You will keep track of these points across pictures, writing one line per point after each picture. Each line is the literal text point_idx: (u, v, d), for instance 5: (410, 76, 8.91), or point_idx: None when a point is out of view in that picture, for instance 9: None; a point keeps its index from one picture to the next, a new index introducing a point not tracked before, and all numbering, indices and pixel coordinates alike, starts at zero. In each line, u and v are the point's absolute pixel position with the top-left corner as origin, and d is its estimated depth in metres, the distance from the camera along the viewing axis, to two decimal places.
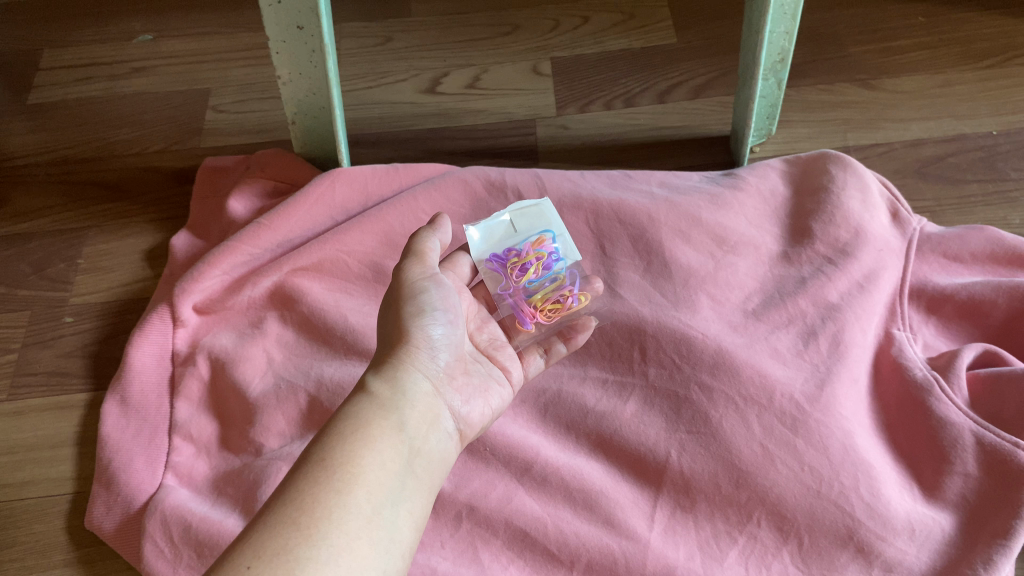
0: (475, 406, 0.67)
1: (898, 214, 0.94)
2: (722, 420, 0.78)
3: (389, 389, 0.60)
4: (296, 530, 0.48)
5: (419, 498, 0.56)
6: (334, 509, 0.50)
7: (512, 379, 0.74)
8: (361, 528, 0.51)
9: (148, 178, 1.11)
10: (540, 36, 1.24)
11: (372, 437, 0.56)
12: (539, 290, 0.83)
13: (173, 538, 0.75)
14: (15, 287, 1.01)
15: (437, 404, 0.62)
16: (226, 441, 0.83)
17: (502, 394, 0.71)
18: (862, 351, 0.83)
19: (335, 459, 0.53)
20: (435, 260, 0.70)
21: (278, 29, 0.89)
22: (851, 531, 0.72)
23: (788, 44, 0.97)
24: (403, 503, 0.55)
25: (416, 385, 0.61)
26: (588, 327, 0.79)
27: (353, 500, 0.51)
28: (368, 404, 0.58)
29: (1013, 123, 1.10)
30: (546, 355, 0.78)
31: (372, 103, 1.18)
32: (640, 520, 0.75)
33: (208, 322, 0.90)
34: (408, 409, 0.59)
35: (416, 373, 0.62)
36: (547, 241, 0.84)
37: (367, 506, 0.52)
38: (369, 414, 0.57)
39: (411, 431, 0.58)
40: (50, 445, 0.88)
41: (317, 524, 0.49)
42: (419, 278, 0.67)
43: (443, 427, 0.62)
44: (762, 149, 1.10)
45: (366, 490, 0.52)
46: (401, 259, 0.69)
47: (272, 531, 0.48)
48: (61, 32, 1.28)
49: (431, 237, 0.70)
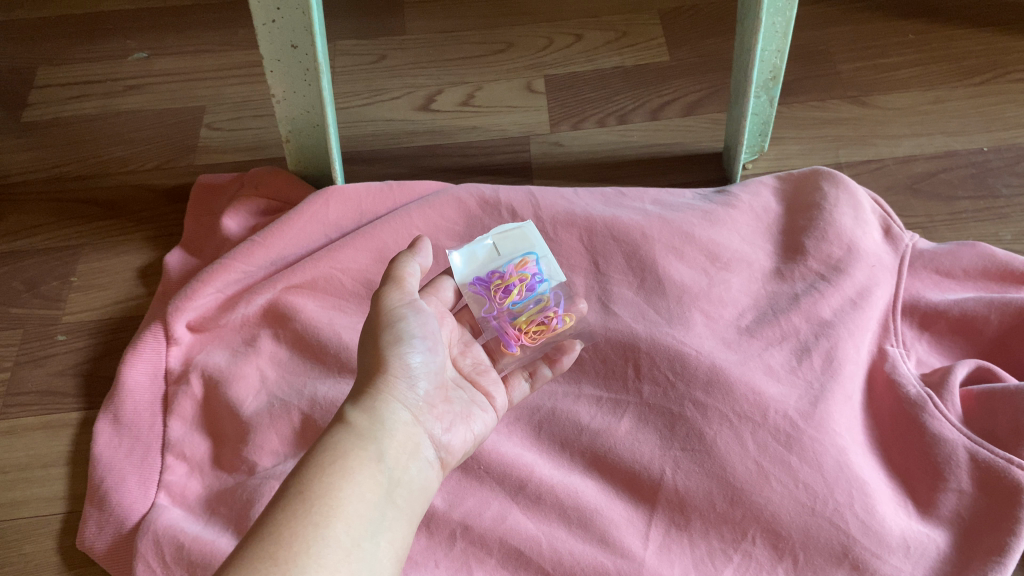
0: (457, 433, 0.67)
1: (890, 230, 0.94)
2: (717, 437, 0.78)
3: (367, 420, 0.60)
4: (274, 565, 0.48)
5: (399, 528, 0.57)
6: (313, 543, 0.50)
7: (496, 405, 0.73)
8: (339, 561, 0.51)
9: (142, 196, 1.11)
10: (534, 54, 1.25)
11: (351, 468, 0.56)
12: (523, 311, 0.83)
13: (164, 558, 0.74)
14: (8, 305, 1.00)
15: (417, 434, 0.62)
16: (219, 460, 0.83)
17: (486, 420, 0.71)
18: (855, 367, 0.83)
19: (313, 492, 0.53)
20: (415, 285, 0.69)
21: (272, 48, 0.89)
22: (845, 549, 0.72)
23: (780, 62, 0.98)
24: (383, 534, 0.55)
25: (394, 416, 0.61)
26: (573, 350, 0.80)
27: (331, 533, 0.52)
28: (346, 436, 0.58)
29: (1004, 140, 1.11)
30: (531, 379, 0.79)
31: (367, 120, 1.18)
32: (635, 538, 0.74)
33: (202, 340, 0.90)
34: (386, 439, 0.59)
35: (395, 403, 0.62)
36: (532, 262, 0.85)
37: (345, 538, 0.52)
38: (348, 445, 0.57)
39: (390, 462, 0.58)
40: (42, 465, 0.88)
41: (295, 559, 0.49)
42: (398, 305, 0.67)
43: (424, 457, 0.62)
44: (755, 166, 1.11)
45: (345, 523, 0.53)
46: (379, 284, 0.68)
47: (250, 566, 0.48)
48: (56, 49, 1.28)
49: (410, 261, 0.69)
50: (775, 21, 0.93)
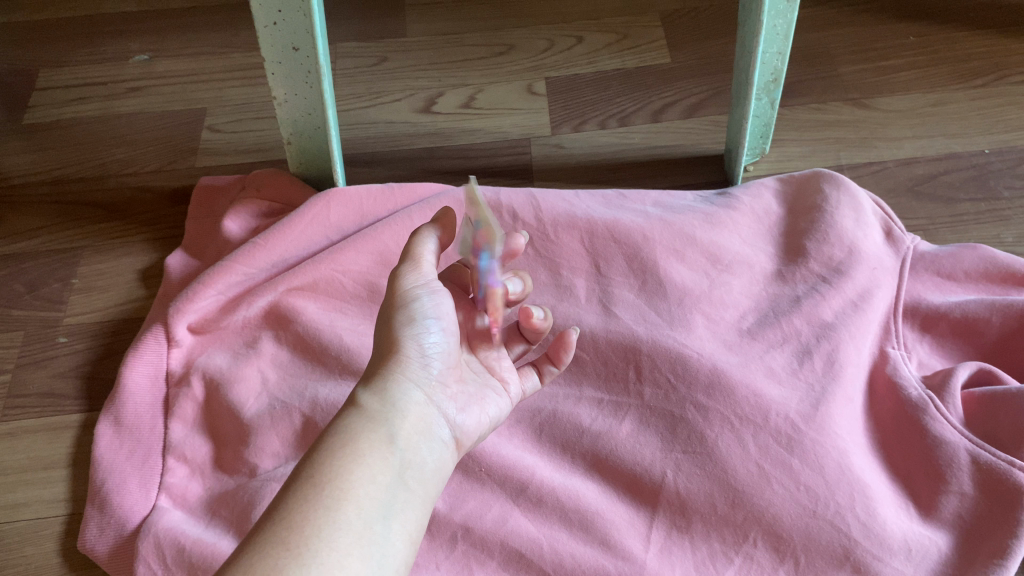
0: (471, 414, 0.66)
1: (891, 232, 0.94)
2: (718, 439, 0.78)
3: (377, 402, 0.60)
4: (285, 550, 0.49)
5: (411, 512, 0.56)
6: (324, 527, 0.51)
7: (509, 392, 0.71)
8: (351, 544, 0.51)
9: (144, 198, 1.11)
10: (535, 56, 1.25)
11: (361, 452, 0.56)
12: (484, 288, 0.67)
13: (166, 560, 0.74)
14: (9, 307, 1.00)
15: (429, 414, 0.62)
16: (221, 462, 0.83)
17: (501, 403, 0.70)
18: (857, 370, 0.83)
19: (323, 476, 0.54)
20: (433, 263, 0.67)
21: (273, 50, 0.89)
22: (847, 551, 0.72)
23: (781, 64, 0.98)
24: (395, 517, 0.55)
25: (406, 396, 0.61)
26: (570, 345, 0.72)
27: (343, 517, 0.52)
28: (357, 419, 0.58)
29: (1005, 142, 1.11)
30: (539, 374, 0.74)
31: (368, 122, 1.18)
32: (637, 541, 0.74)
33: (203, 342, 0.90)
34: (397, 421, 0.59)
35: (407, 383, 0.61)
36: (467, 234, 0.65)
37: (357, 522, 0.52)
38: (359, 428, 0.57)
39: (401, 444, 0.58)
40: (43, 467, 0.88)
41: (306, 543, 0.50)
42: (413, 285, 0.64)
43: (436, 438, 0.62)
44: (756, 168, 1.11)
45: (355, 507, 0.53)
46: (397, 262, 0.66)
47: (261, 552, 0.49)
48: (57, 52, 1.28)
49: (428, 237, 0.67)
50: (777, 23, 0.93)
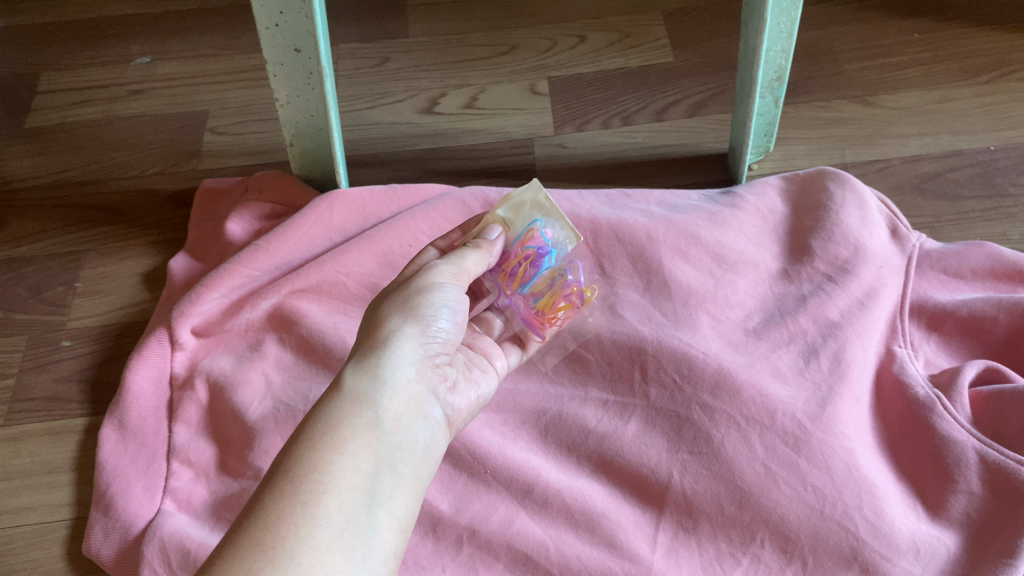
0: (462, 394, 0.67)
1: (897, 230, 0.94)
2: (723, 440, 0.77)
3: (365, 382, 0.59)
4: (261, 551, 0.48)
5: (400, 498, 0.56)
6: (301, 524, 0.50)
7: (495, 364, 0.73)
8: (333, 540, 0.51)
9: (147, 202, 1.10)
10: (537, 55, 1.25)
11: (343, 441, 0.55)
12: (541, 291, 0.77)
13: (171, 564, 0.74)
14: (13, 312, 1.00)
15: (420, 392, 0.62)
16: (225, 466, 0.83)
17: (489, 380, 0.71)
18: (863, 369, 0.83)
19: (303, 469, 0.53)
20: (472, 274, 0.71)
21: (275, 52, 0.89)
22: (855, 551, 0.71)
23: (784, 62, 0.97)
24: (380, 507, 0.54)
25: (395, 376, 0.61)
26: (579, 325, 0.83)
27: (322, 512, 0.51)
28: (342, 403, 0.58)
29: (1010, 138, 1.10)
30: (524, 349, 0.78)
31: (371, 123, 1.18)
32: (643, 543, 0.74)
33: (207, 345, 0.90)
34: (384, 403, 0.59)
35: (401, 358, 0.62)
36: (539, 231, 0.75)
37: (338, 515, 0.52)
38: (342, 414, 0.57)
39: (388, 428, 0.58)
40: (47, 471, 0.88)
41: (284, 543, 0.49)
42: (438, 278, 0.67)
43: (428, 419, 0.62)
44: (760, 167, 1.11)
45: (336, 499, 0.52)
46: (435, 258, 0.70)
47: (237, 555, 0.48)
48: (58, 56, 1.28)
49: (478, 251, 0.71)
50: (780, 21, 0.92)
